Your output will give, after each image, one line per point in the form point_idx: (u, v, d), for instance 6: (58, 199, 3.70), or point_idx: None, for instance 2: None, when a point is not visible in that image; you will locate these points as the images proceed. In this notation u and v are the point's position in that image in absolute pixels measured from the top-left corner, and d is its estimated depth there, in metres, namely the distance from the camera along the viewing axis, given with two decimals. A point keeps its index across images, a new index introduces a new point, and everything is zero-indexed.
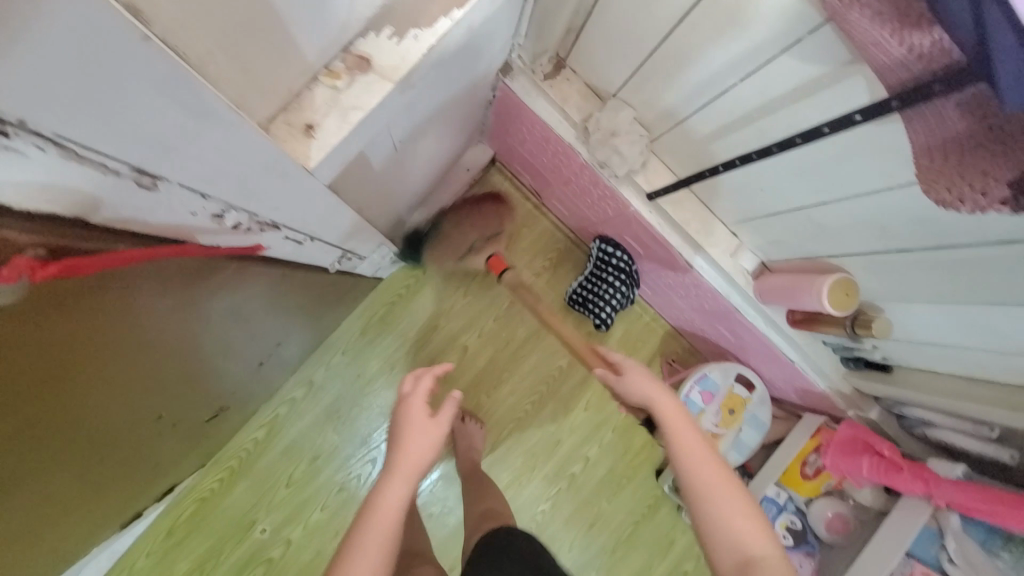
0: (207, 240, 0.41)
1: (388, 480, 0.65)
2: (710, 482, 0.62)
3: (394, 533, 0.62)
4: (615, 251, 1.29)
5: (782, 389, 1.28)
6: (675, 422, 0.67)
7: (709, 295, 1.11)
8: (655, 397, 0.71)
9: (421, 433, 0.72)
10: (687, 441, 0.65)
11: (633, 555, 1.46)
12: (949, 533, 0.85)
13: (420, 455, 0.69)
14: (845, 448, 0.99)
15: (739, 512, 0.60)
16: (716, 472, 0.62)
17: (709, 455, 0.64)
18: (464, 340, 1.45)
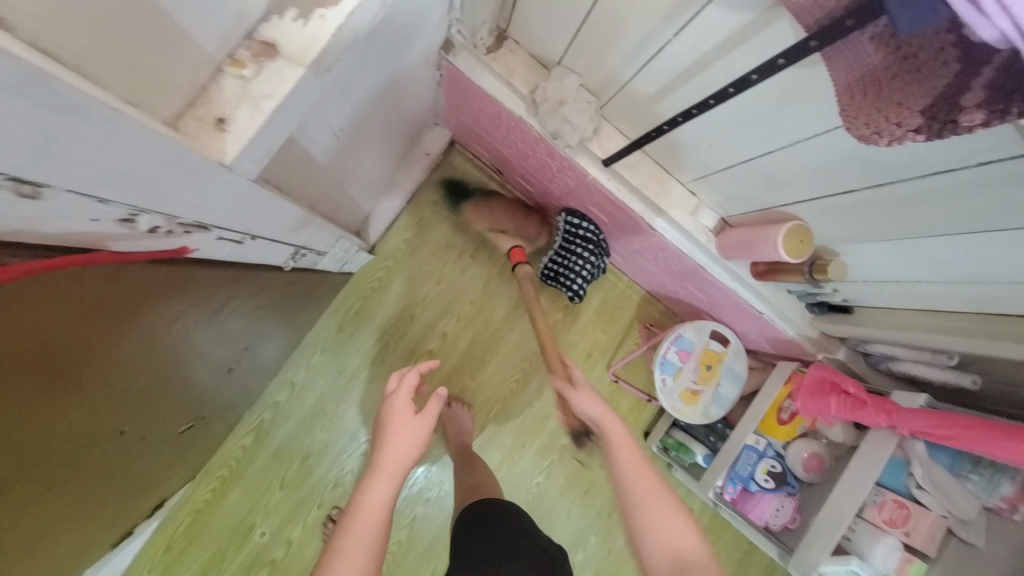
0: (118, 246, 0.41)
1: (372, 479, 0.66)
2: (643, 492, 0.65)
3: (378, 536, 0.62)
4: (581, 223, 1.29)
5: (756, 341, 1.31)
6: (619, 435, 0.71)
7: (675, 256, 1.13)
8: (602, 416, 0.76)
9: (402, 433, 0.72)
10: (628, 459, 0.68)
11: None
12: (915, 460, 0.87)
13: (404, 452, 0.70)
14: (814, 391, 1.02)
15: (673, 524, 0.63)
16: (653, 487, 0.65)
17: (645, 469, 0.67)
18: (442, 326, 1.45)
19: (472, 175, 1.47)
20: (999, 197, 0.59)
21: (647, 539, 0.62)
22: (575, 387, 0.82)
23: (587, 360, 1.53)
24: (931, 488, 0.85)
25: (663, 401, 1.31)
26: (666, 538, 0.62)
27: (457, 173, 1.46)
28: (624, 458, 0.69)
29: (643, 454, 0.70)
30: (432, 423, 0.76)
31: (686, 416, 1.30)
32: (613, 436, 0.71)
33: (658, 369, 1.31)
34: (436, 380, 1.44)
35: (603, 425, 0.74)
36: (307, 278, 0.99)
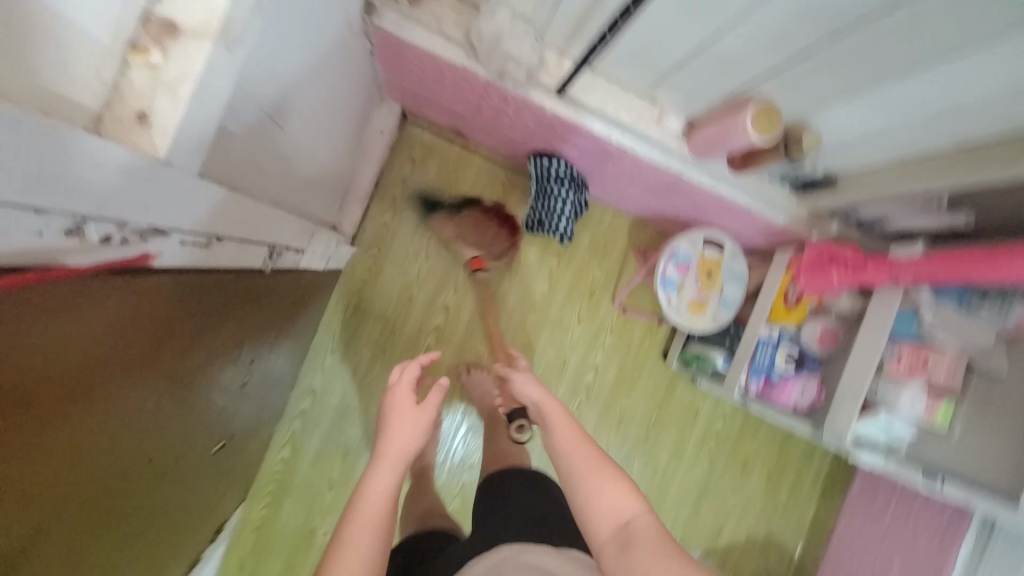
0: (77, 263, 0.38)
1: (375, 468, 0.70)
2: (583, 467, 0.68)
3: (384, 515, 0.67)
4: (552, 161, 1.26)
5: (750, 238, 1.31)
6: (556, 419, 0.75)
7: (653, 171, 1.10)
8: (538, 395, 0.80)
9: (405, 421, 0.76)
10: (564, 432, 0.73)
11: (665, 432, 1.64)
12: (925, 306, 0.87)
13: (406, 443, 0.73)
14: (813, 269, 1.02)
15: (617, 495, 0.64)
16: (589, 457, 0.69)
17: (584, 444, 0.71)
18: (442, 301, 1.46)
19: (433, 144, 1.44)
20: (954, 15, 0.58)
21: (591, 515, 0.65)
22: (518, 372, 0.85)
23: (590, 298, 1.56)
24: (945, 327, 0.87)
25: (673, 318, 1.31)
26: (602, 506, 0.64)
27: (418, 145, 1.43)
28: (560, 433, 0.74)
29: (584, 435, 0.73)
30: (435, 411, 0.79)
31: (698, 326, 1.31)
32: (554, 420, 0.75)
33: (661, 289, 1.30)
34: (450, 353, 1.47)
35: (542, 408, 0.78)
36: (295, 279, 0.98)
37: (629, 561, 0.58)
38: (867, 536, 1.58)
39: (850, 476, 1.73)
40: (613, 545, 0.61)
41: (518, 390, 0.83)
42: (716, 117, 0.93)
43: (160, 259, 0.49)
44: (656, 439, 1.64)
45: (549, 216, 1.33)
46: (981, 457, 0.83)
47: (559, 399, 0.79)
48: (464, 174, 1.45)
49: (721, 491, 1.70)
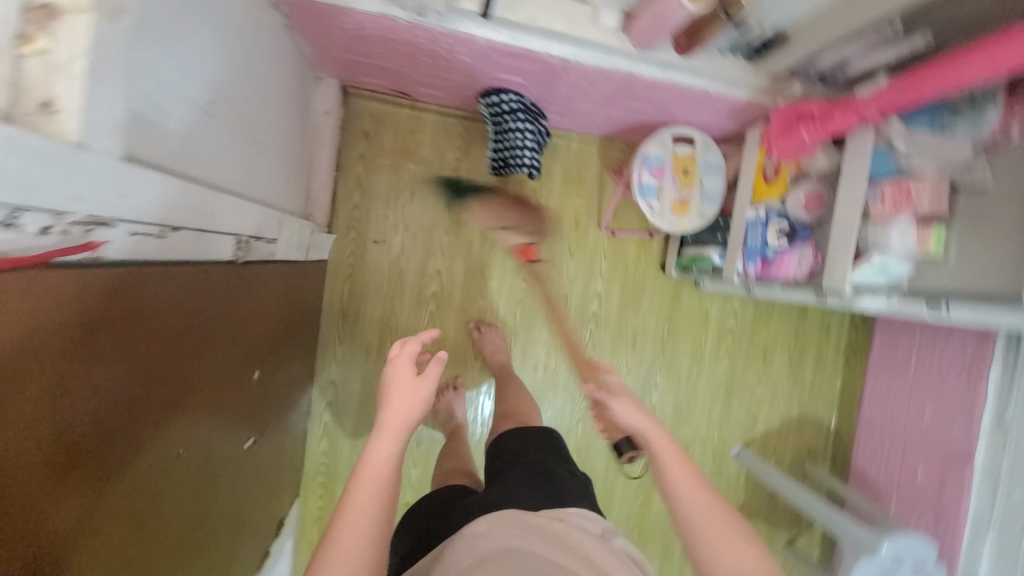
0: (21, 252, 0.40)
1: (375, 441, 0.74)
2: (705, 515, 0.71)
3: (389, 475, 0.73)
4: (502, 97, 1.23)
5: (719, 125, 1.28)
6: (671, 459, 0.76)
7: (602, 77, 1.07)
8: (646, 427, 0.79)
9: (405, 392, 0.80)
10: (682, 476, 0.74)
11: (681, 341, 1.67)
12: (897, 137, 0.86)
13: (404, 411, 0.77)
14: (783, 133, 1.00)
15: (741, 551, 0.69)
16: (710, 507, 0.72)
17: (700, 490, 0.73)
18: (433, 266, 1.47)
19: (382, 113, 1.40)
20: None
21: (711, 558, 0.69)
22: (615, 394, 0.82)
23: (576, 229, 1.56)
24: (923, 154, 0.85)
25: (658, 224, 1.30)
26: (725, 560, 0.68)
27: (367, 118, 1.40)
28: (675, 474, 0.75)
29: (698, 476, 0.75)
30: (435, 382, 0.82)
31: (686, 226, 1.30)
32: (667, 462, 0.76)
33: (641, 198, 1.28)
34: (454, 315, 1.50)
35: (654, 445, 0.77)
36: (278, 270, 0.99)
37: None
38: (896, 389, 1.62)
39: (869, 338, 1.76)
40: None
41: (619, 416, 0.81)
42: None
43: (107, 249, 0.50)
44: (673, 349, 1.67)
45: (513, 154, 1.31)
46: (972, 274, 0.82)
47: (663, 426, 0.79)
48: (420, 136, 1.42)
49: (747, 383, 1.74)
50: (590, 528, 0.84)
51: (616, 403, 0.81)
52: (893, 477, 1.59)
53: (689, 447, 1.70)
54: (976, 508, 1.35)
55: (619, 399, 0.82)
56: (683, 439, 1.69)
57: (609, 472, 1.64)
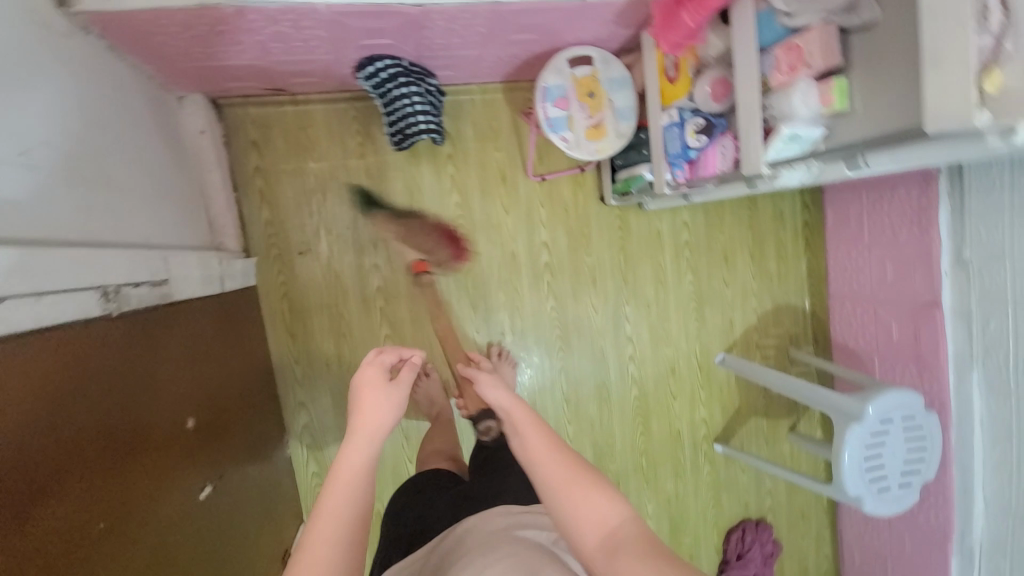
0: None
1: (349, 445, 0.70)
2: (560, 480, 0.67)
3: (364, 483, 0.69)
4: (380, 65, 1.13)
5: (613, 36, 1.20)
6: (527, 427, 0.73)
7: (467, 15, 0.99)
8: (507, 399, 0.78)
9: (378, 396, 0.75)
10: (538, 443, 0.72)
11: (640, 267, 1.64)
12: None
13: (377, 417, 0.73)
14: (665, 23, 0.94)
15: (602, 506, 0.66)
16: (568, 470, 0.68)
17: (560, 455, 0.70)
18: (370, 261, 1.41)
19: (266, 117, 1.30)
20: None
21: (574, 523, 0.65)
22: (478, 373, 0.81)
23: (504, 184, 1.49)
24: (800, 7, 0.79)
25: (577, 156, 1.25)
26: (589, 522, 0.65)
27: (250, 126, 1.29)
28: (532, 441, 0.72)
29: (557, 442, 0.72)
30: (406, 391, 0.78)
31: (606, 150, 1.25)
32: (524, 430, 0.73)
33: (552, 133, 1.22)
34: (405, 305, 1.44)
35: (512, 415, 0.76)
36: (189, 318, 0.93)
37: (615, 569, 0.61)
38: (857, 257, 1.62)
39: (822, 214, 1.75)
40: (602, 554, 0.63)
41: (484, 393, 0.80)
42: None
43: None
44: (635, 278, 1.64)
45: (409, 121, 1.23)
46: (879, 118, 0.77)
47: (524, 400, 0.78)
48: (314, 131, 1.33)
49: (716, 290, 1.73)
50: None
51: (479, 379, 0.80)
52: (872, 341, 1.61)
53: (674, 366, 1.71)
54: (952, 347, 1.39)
55: (481, 377, 0.80)
56: (667, 361, 1.70)
57: (604, 412, 1.65)
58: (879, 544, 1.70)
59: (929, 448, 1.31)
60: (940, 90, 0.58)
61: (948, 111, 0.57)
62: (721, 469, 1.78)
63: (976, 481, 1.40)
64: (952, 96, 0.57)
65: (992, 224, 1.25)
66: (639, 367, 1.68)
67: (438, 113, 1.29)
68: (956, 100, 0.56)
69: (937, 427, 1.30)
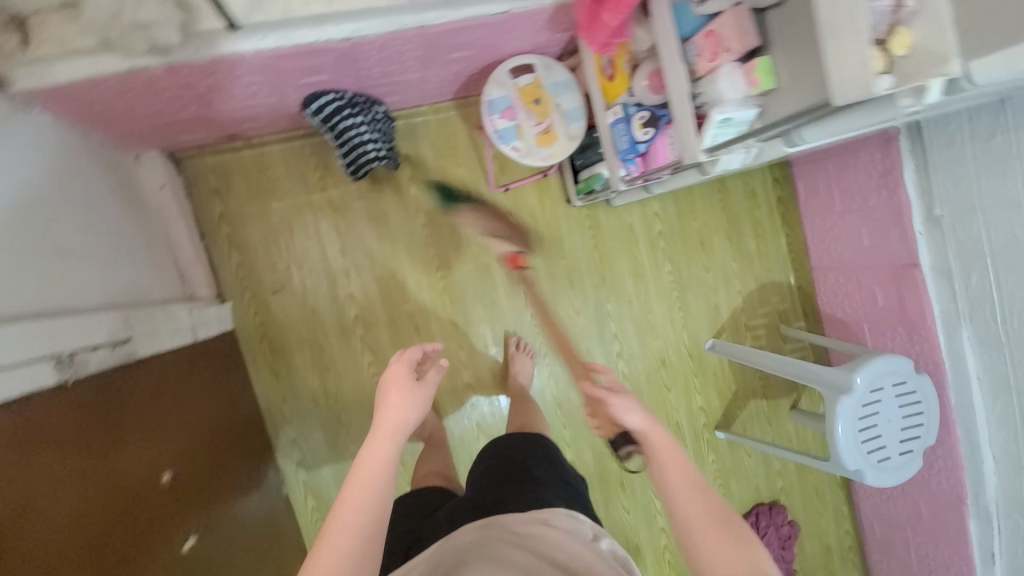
0: None
1: (374, 438, 0.80)
2: (690, 514, 0.73)
3: (388, 473, 0.76)
4: (324, 100, 1.15)
5: (552, 41, 1.21)
6: (664, 454, 0.80)
7: (398, 42, 1.00)
8: (644, 422, 0.86)
9: (400, 396, 0.87)
10: (672, 475, 0.78)
11: (617, 263, 1.64)
12: None
13: (399, 413, 0.84)
14: (589, 24, 0.95)
15: (728, 548, 0.69)
16: (702, 509, 0.73)
17: (692, 491, 0.75)
18: (345, 291, 1.41)
19: (225, 163, 1.32)
20: None
21: (708, 561, 0.69)
22: (616, 394, 0.90)
23: (469, 198, 1.50)
24: None
25: (531, 163, 1.26)
26: (717, 561, 0.68)
27: (210, 175, 1.31)
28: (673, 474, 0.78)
29: (690, 476, 0.77)
30: (424, 396, 0.90)
31: (559, 154, 1.25)
32: (660, 456, 0.81)
33: (502, 144, 1.23)
34: (385, 330, 1.45)
35: (648, 440, 0.83)
36: (153, 375, 0.95)
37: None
38: (834, 227, 1.60)
39: (793, 188, 1.74)
40: None
41: (620, 414, 0.88)
42: None
43: None
44: (613, 274, 1.64)
45: (359, 151, 1.25)
46: (803, 92, 0.77)
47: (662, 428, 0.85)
48: (274, 171, 1.35)
49: (697, 276, 1.72)
50: (578, 529, 0.87)
51: (617, 399, 0.89)
52: (858, 309, 1.59)
53: (665, 358, 1.69)
54: (936, 306, 1.37)
55: (619, 401, 0.89)
56: (656, 353, 1.69)
57: None
58: (895, 515, 1.66)
59: (927, 414, 1.28)
60: (839, 61, 0.58)
61: (850, 81, 0.58)
62: (726, 455, 1.76)
63: (981, 438, 1.36)
64: (851, 66, 0.57)
65: (959, 178, 1.23)
66: (628, 362, 1.67)
67: (388, 139, 1.31)
68: (855, 74, 0.57)
69: (931, 391, 1.28)
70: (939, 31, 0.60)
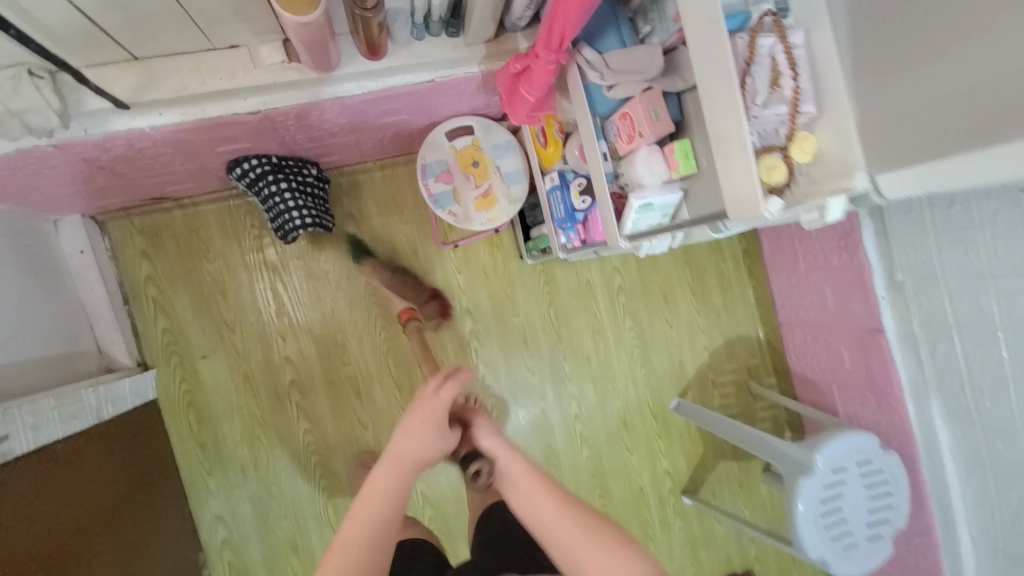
0: None
1: (384, 465, 0.70)
2: (573, 549, 0.67)
3: (395, 506, 0.68)
4: (250, 164, 1.10)
5: (490, 103, 1.16)
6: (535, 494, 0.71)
7: (314, 112, 0.96)
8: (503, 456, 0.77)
9: (422, 427, 0.73)
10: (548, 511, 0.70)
11: (574, 320, 1.56)
12: (587, 66, 0.75)
13: (418, 452, 0.71)
14: (509, 97, 0.89)
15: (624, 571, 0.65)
16: (582, 539, 0.67)
17: (569, 524, 0.69)
18: (280, 355, 1.33)
19: (152, 223, 1.26)
20: None
21: None
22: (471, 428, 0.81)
23: (416, 256, 1.42)
24: (617, 76, 0.74)
25: (468, 228, 1.20)
26: None
27: (137, 237, 1.26)
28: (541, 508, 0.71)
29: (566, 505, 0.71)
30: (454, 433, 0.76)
31: (499, 218, 1.20)
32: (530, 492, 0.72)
33: (439, 209, 1.18)
34: (323, 396, 1.36)
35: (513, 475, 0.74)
36: (34, 473, 0.84)
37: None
38: (800, 284, 1.52)
39: (760, 241, 1.67)
40: None
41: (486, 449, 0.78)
42: (306, 34, 0.75)
43: None
44: (570, 332, 1.56)
45: (285, 218, 1.17)
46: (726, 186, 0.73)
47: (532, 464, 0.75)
48: (205, 231, 1.29)
49: (661, 332, 1.63)
50: None
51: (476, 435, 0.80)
52: (828, 370, 1.51)
53: (627, 418, 1.61)
54: (904, 374, 1.29)
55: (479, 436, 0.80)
56: (617, 414, 1.60)
57: None
58: None
59: (895, 493, 1.20)
60: (728, 184, 0.62)
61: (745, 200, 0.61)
62: (694, 522, 1.65)
63: (956, 518, 1.27)
64: (742, 188, 0.61)
65: (918, 243, 1.18)
66: (587, 423, 1.58)
67: (317, 210, 1.21)
68: (744, 192, 0.61)
69: (898, 467, 1.19)
70: (845, 140, 0.74)
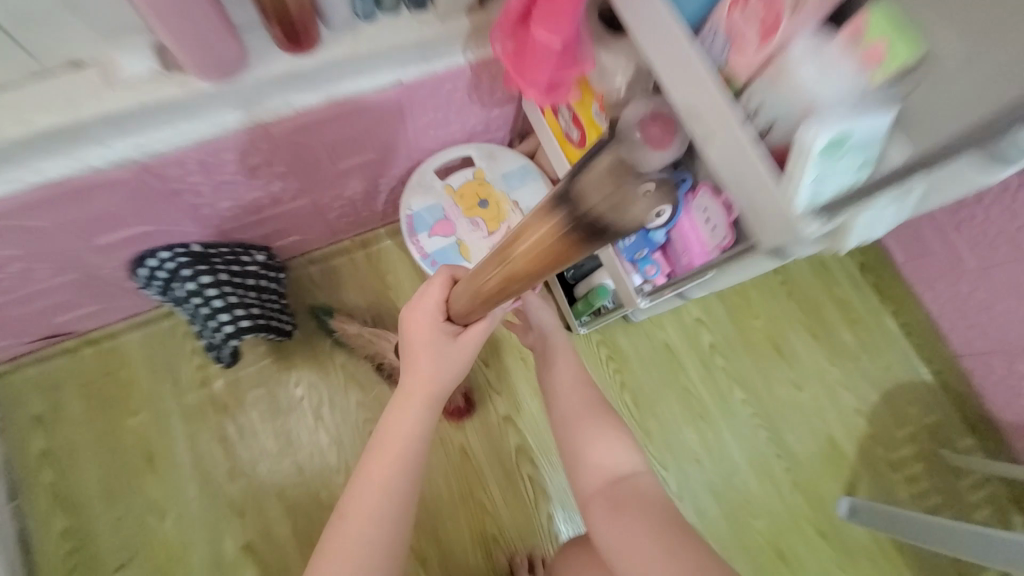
0: None
1: (397, 407, 0.61)
2: (576, 412, 0.67)
3: (418, 452, 0.60)
4: (158, 259, 0.75)
5: (488, 119, 0.83)
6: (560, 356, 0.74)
7: (225, 152, 0.63)
8: (550, 322, 0.77)
9: (425, 356, 0.62)
10: (564, 372, 0.72)
11: (661, 404, 1.08)
12: None
13: (429, 379, 0.61)
14: (518, 58, 0.57)
15: (615, 446, 0.63)
16: (588, 403, 0.68)
17: (582, 388, 0.70)
18: (238, 537, 0.87)
19: (52, 375, 0.90)
20: None
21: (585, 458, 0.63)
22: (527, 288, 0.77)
23: None
24: None
25: None
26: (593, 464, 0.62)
27: (31, 399, 0.89)
28: (560, 368, 0.73)
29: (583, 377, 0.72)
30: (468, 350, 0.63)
31: None
32: (558, 351, 0.74)
33: None
34: None
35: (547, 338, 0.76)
36: None
37: (613, 521, 0.56)
38: (975, 292, 1.02)
39: None
40: (598, 497, 0.60)
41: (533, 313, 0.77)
42: None
43: None
44: (659, 422, 1.07)
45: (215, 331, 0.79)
46: (997, 67, 0.40)
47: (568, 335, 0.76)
48: (125, 371, 0.91)
49: (792, 399, 1.12)
50: None
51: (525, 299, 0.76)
52: None
53: (781, 543, 1.04)
54: None
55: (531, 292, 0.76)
56: (762, 538, 1.03)
57: None
58: None
59: None
60: None
61: None
62: None
63: None
64: None
65: None
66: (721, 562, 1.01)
67: (267, 310, 0.83)
68: None
69: None
70: None
